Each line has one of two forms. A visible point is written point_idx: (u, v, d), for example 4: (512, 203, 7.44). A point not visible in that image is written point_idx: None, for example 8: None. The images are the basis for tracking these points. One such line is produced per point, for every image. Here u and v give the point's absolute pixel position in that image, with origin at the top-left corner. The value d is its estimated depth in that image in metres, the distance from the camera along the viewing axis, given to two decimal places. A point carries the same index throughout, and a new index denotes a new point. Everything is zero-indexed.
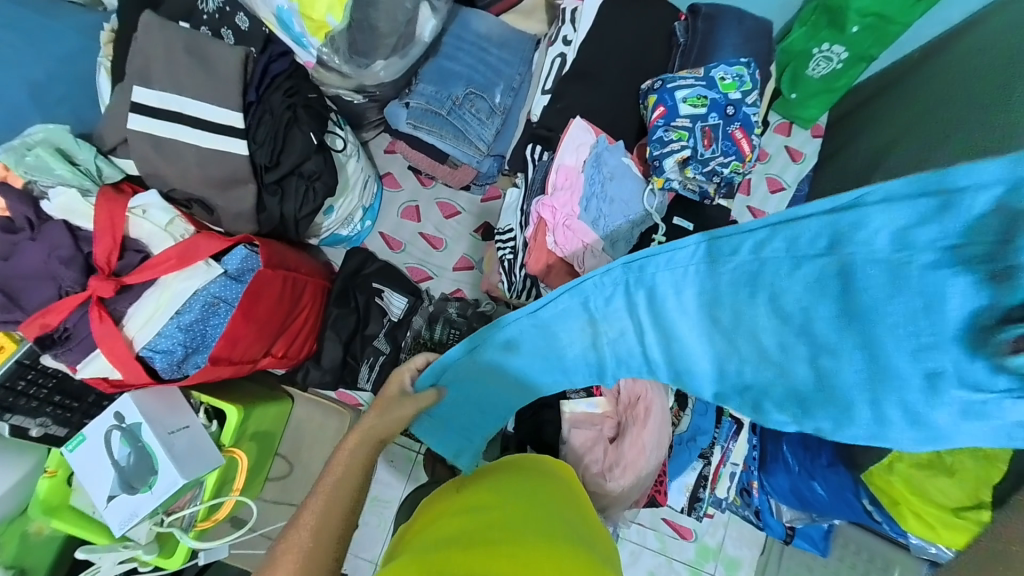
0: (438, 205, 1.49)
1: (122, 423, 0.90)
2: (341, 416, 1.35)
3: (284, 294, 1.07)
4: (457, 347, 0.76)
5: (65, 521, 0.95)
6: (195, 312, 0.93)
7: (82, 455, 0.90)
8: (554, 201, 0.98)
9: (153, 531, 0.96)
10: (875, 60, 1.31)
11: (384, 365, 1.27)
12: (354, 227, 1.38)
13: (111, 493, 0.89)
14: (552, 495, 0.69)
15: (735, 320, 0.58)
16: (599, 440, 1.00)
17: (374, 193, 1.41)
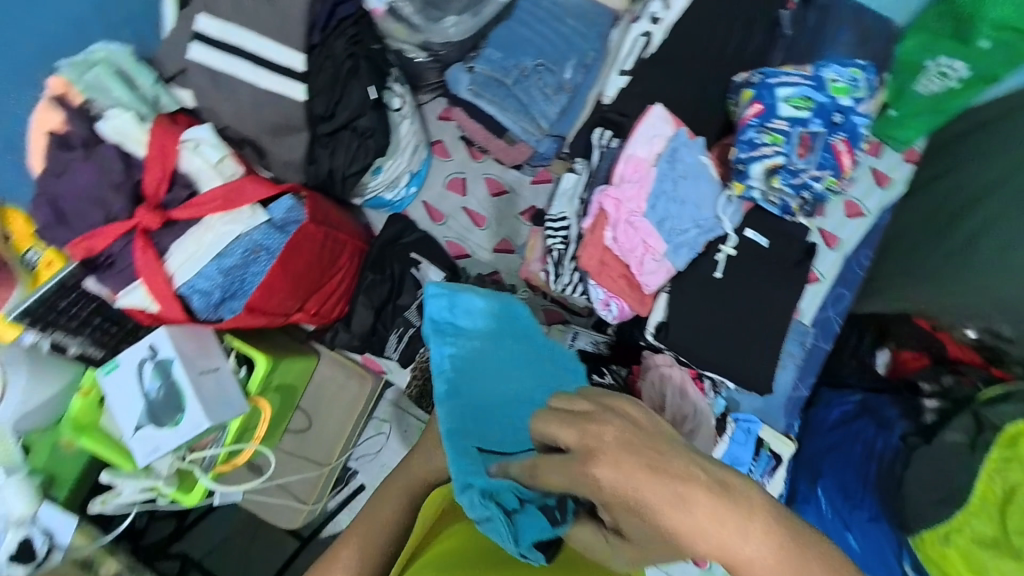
0: (485, 181, 1.43)
1: (155, 356, 0.90)
2: (363, 382, 1.30)
3: (324, 250, 1.05)
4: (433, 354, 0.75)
5: (92, 438, 0.96)
6: (234, 256, 0.91)
7: (115, 381, 0.91)
8: (618, 193, 0.91)
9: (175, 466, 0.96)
10: (1004, 82, 1.14)
11: (412, 338, 1.25)
12: (398, 192, 1.34)
13: (139, 422, 0.89)
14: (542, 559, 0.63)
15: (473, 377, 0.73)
16: None
17: (422, 160, 1.36)
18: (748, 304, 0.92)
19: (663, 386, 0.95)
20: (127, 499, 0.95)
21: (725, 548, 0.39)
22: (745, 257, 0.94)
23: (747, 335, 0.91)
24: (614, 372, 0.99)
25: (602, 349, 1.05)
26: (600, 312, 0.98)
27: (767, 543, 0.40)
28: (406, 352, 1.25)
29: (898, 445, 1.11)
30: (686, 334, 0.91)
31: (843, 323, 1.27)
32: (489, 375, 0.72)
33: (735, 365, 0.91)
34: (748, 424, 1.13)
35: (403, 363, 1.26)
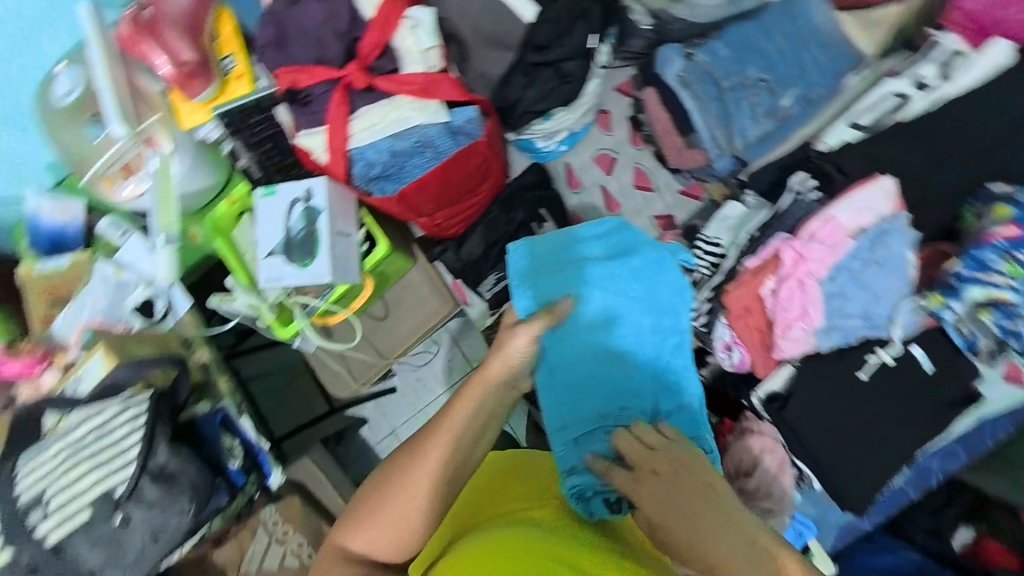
0: (635, 170, 1.26)
1: (308, 201, 0.99)
2: (445, 301, 1.33)
3: (477, 174, 1.06)
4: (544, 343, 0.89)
5: (225, 242, 1.09)
6: (408, 142, 0.96)
7: (271, 206, 1.02)
8: (805, 250, 0.83)
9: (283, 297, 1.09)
10: None
11: (509, 286, 1.26)
12: (550, 145, 1.25)
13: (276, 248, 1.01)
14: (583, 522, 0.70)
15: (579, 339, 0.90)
16: None
17: (585, 123, 1.25)
18: (878, 421, 0.84)
19: (759, 455, 0.92)
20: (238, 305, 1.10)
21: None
22: (900, 372, 0.84)
23: (863, 449, 0.83)
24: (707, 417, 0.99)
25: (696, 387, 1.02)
26: (718, 354, 0.93)
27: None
28: (498, 296, 1.27)
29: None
30: (800, 420, 0.85)
31: (939, 480, 1.07)
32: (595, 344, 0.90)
33: (832, 469, 0.84)
34: (802, 528, 1.04)
35: (491, 305, 1.28)
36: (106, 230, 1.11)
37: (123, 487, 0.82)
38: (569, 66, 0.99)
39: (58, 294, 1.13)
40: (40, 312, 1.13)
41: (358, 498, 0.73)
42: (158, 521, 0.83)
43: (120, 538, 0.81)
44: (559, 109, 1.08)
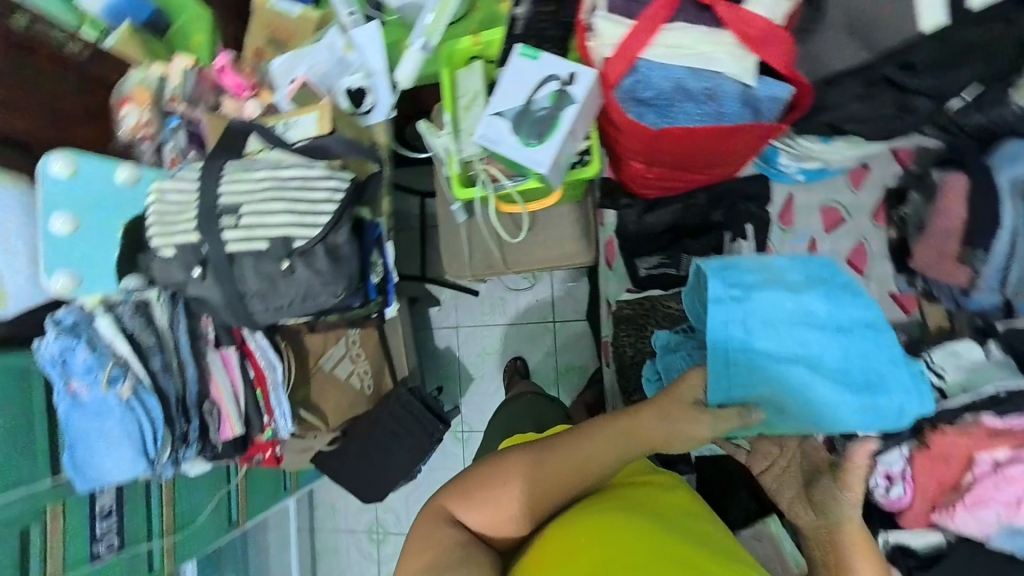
0: (856, 244, 1.05)
1: (564, 85, 0.96)
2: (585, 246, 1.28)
3: (730, 153, 0.99)
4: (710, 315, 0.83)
5: (449, 78, 1.14)
6: (698, 85, 0.90)
7: (527, 71, 1.00)
8: None
9: (476, 157, 1.11)
10: None
11: (667, 278, 1.21)
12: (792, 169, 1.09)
13: (508, 114, 1.00)
14: (677, 505, 0.79)
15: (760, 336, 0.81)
16: None
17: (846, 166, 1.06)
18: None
19: None
20: (439, 143, 1.14)
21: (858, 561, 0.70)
22: None
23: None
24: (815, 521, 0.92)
25: None
26: (875, 484, 0.84)
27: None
28: (650, 279, 1.23)
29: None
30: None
31: None
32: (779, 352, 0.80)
33: None
34: None
35: (638, 282, 1.25)
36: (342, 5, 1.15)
37: (302, 243, 0.87)
38: (915, 103, 0.89)
39: (279, 37, 1.23)
40: (255, 42, 1.24)
41: (468, 477, 0.81)
42: (310, 288, 0.89)
43: (278, 282, 0.88)
44: (852, 147, 1.00)
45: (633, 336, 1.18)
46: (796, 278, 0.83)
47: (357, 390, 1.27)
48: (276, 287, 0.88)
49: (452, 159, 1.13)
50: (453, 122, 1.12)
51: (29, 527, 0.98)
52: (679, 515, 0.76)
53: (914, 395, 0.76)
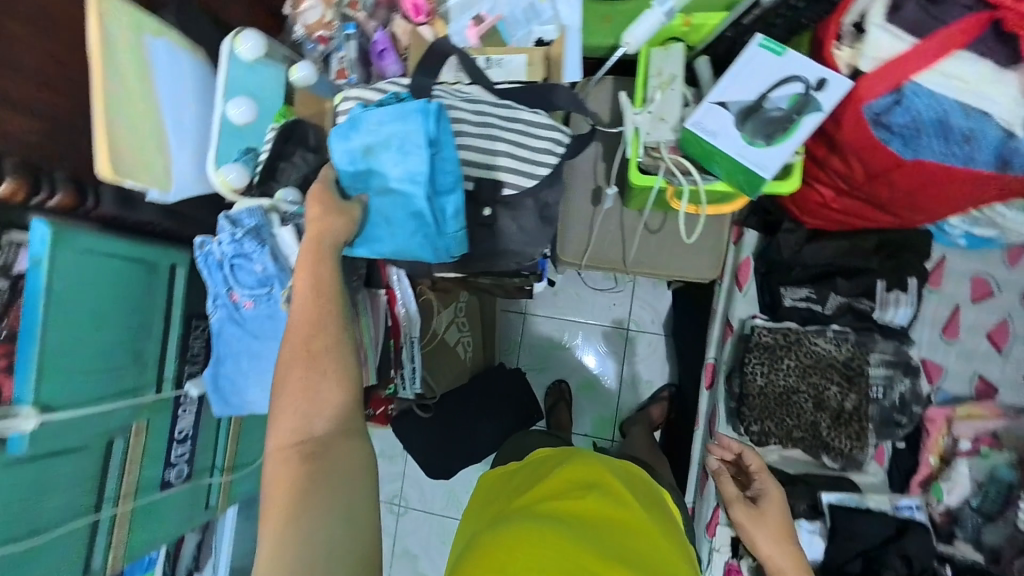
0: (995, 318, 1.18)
1: (810, 88, 0.90)
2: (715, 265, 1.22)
3: (949, 197, 0.94)
4: (356, 121, 0.72)
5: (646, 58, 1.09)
6: (958, 122, 0.86)
7: (763, 61, 0.93)
8: None
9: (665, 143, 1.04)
10: None
11: (807, 313, 1.15)
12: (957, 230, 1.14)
13: (732, 103, 0.94)
14: (640, 516, 0.72)
15: (387, 152, 0.72)
16: None
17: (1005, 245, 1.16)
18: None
19: None
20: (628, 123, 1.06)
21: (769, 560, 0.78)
22: None
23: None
24: None
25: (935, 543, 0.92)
26: None
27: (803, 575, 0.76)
28: (791, 312, 1.16)
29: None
30: None
31: None
32: (390, 171, 0.72)
33: None
34: None
35: (775, 309, 1.18)
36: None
37: (513, 189, 0.83)
38: None
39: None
40: None
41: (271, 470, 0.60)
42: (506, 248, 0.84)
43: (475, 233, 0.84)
44: None
45: (768, 366, 1.11)
46: (405, 139, 0.71)
47: (460, 359, 1.15)
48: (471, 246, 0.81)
49: (637, 142, 1.07)
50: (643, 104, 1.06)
51: (116, 439, 0.86)
52: (663, 554, 0.69)
53: (446, 251, 0.77)
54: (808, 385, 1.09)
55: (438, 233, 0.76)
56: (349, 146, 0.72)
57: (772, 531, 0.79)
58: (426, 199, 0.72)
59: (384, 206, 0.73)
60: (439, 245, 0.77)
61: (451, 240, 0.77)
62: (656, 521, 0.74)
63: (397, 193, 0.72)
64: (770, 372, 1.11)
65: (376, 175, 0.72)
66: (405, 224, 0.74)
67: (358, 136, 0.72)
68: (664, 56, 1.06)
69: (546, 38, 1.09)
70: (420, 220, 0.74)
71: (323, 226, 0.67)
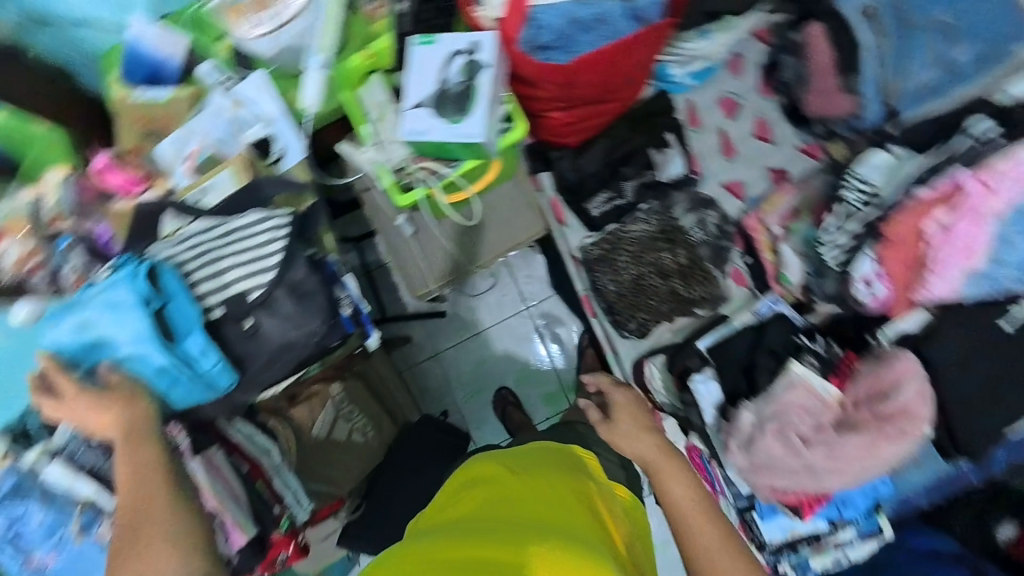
0: (755, 119, 1.36)
1: (472, 54, 0.92)
2: (536, 217, 1.35)
3: (637, 66, 1.02)
4: (76, 302, 0.72)
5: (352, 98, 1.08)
6: (590, 14, 0.93)
7: (425, 53, 0.95)
8: (997, 181, 0.81)
9: (405, 160, 1.02)
10: None
11: (618, 208, 1.24)
12: (683, 74, 1.30)
13: (421, 100, 0.93)
14: (550, 487, 0.81)
15: (104, 320, 0.69)
16: (817, 416, 0.85)
17: (720, 61, 1.32)
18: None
19: (902, 379, 0.80)
20: (363, 161, 1.04)
21: (642, 456, 0.91)
22: None
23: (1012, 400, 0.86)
24: (826, 342, 0.93)
25: (809, 323, 1.00)
26: (858, 286, 0.94)
27: (670, 458, 0.89)
28: (606, 215, 1.24)
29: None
30: (957, 369, 0.84)
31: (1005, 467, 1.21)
32: (115, 335, 0.69)
33: (963, 416, 0.85)
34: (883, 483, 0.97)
35: (594, 222, 1.25)
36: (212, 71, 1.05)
37: (259, 292, 0.75)
38: None
39: (153, 126, 1.08)
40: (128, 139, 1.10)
41: None
42: (284, 347, 0.77)
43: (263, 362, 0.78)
44: (712, 45, 1.26)
45: (609, 270, 1.21)
46: (114, 300, 0.70)
47: (363, 446, 1.08)
48: (246, 369, 0.76)
49: (382, 172, 1.04)
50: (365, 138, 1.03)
51: None
52: (571, 510, 0.77)
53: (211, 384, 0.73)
54: (647, 266, 1.20)
55: (192, 372, 0.71)
56: (76, 327, 0.71)
57: (630, 432, 0.95)
58: (158, 347, 0.69)
59: (129, 369, 0.71)
60: (200, 380, 0.72)
61: (210, 372, 0.72)
62: (560, 487, 0.82)
63: (131, 352, 0.70)
64: (614, 274, 1.21)
65: (106, 343, 0.70)
66: (157, 377, 0.71)
67: (81, 316, 0.71)
68: (369, 93, 1.07)
69: (255, 135, 1.06)
70: (167, 370, 0.70)
71: (108, 412, 0.69)
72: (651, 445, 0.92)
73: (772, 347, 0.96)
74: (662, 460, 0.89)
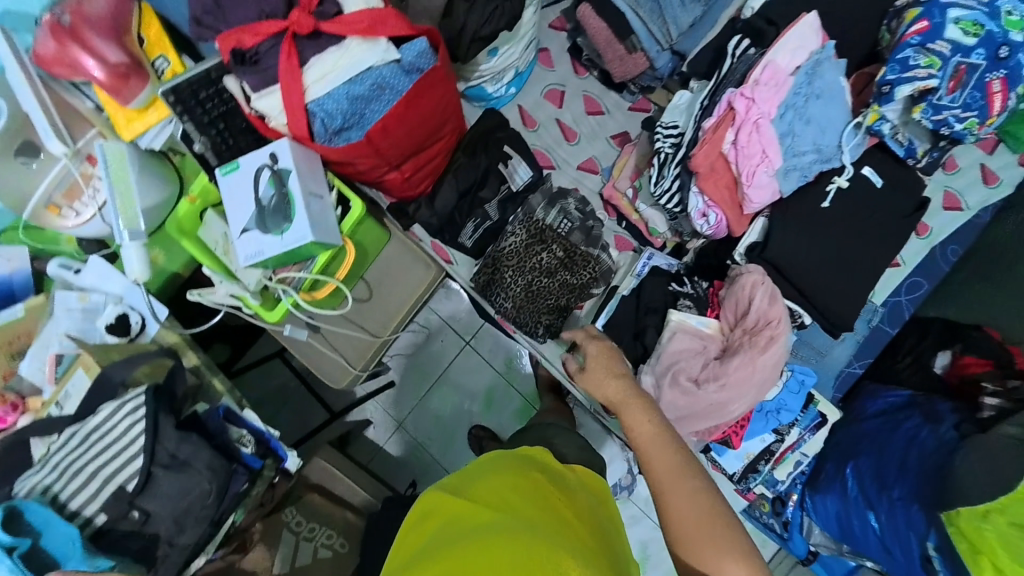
0: (582, 98, 1.46)
1: (273, 165, 0.93)
2: (427, 268, 1.44)
3: (438, 109, 1.06)
4: None
5: (192, 244, 1.06)
6: (363, 86, 0.93)
7: (233, 182, 0.95)
8: (753, 95, 0.89)
9: (263, 281, 1.03)
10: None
11: (487, 231, 1.31)
12: (499, 87, 1.36)
13: (246, 225, 0.94)
14: (528, 484, 0.86)
15: None
16: (701, 353, 0.94)
17: (528, 61, 1.38)
18: (867, 239, 0.96)
19: (754, 291, 0.92)
20: (219, 300, 1.02)
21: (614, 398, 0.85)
22: (857, 192, 0.96)
23: (855, 265, 0.96)
24: (695, 283, 1.02)
25: (679, 267, 1.10)
26: (695, 223, 1.00)
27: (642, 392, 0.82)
28: (479, 242, 1.31)
29: (943, 436, 1.24)
30: (795, 259, 0.95)
31: (910, 311, 1.41)
32: None
33: (822, 296, 0.96)
34: (802, 376, 1.17)
35: (473, 252, 1.32)
36: (54, 268, 1.13)
37: (135, 479, 0.76)
38: None
39: (18, 345, 1.11)
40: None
41: None
42: (177, 517, 0.78)
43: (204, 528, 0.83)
44: (512, 55, 1.27)
45: (500, 290, 1.26)
46: None
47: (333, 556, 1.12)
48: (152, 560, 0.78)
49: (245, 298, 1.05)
50: (217, 274, 1.03)
51: None
52: (545, 503, 0.83)
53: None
54: (532, 272, 1.26)
55: None
56: None
57: (597, 375, 0.88)
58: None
59: None
60: None
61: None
62: (499, 480, 0.85)
63: None
64: (507, 292, 1.26)
65: None
66: None
67: None
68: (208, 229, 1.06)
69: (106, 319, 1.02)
70: None
71: None
72: (620, 384, 0.85)
73: (653, 305, 1.01)
74: (632, 402, 0.82)
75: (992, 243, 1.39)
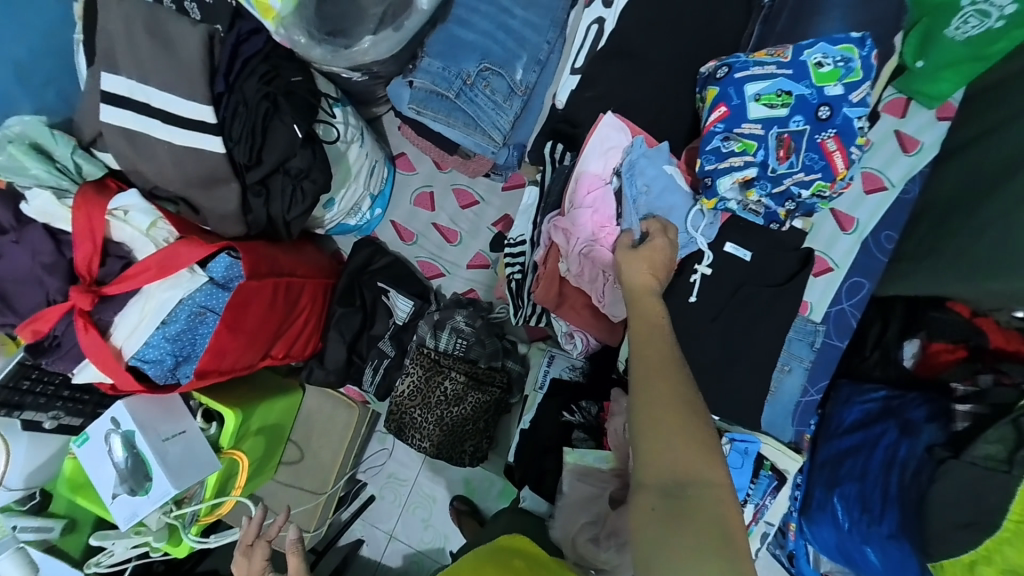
0: (454, 192, 1.35)
1: (119, 428, 0.91)
2: (350, 410, 1.37)
3: (278, 298, 1.01)
4: None
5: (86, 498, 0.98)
6: (183, 322, 0.88)
7: (88, 453, 0.92)
8: (569, 223, 0.80)
9: (163, 519, 0.99)
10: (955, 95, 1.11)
11: (388, 368, 1.25)
12: (362, 216, 1.27)
13: (113, 491, 0.90)
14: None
15: None
16: (602, 497, 0.88)
17: (384, 178, 1.28)
18: (755, 322, 0.85)
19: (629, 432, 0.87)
20: (120, 557, 1.00)
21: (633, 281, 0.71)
22: (724, 275, 0.86)
23: (746, 352, 0.86)
24: (584, 409, 0.98)
25: (578, 377, 1.02)
26: (566, 344, 0.95)
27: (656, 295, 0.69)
28: (383, 384, 1.26)
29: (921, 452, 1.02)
30: None
31: (857, 316, 1.18)
32: None
33: (722, 396, 0.87)
34: (744, 445, 1.10)
35: (380, 394, 1.27)
36: None
37: None
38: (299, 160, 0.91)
39: None
40: None
41: None
42: None
43: None
44: (358, 193, 1.18)
45: (414, 430, 1.21)
46: None
47: None
48: None
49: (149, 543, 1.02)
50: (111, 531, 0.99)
51: None
52: None
53: None
54: (439, 406, 1.19)
55: None
56: None
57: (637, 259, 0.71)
58: None
59: None
60: None
61: None
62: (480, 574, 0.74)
63: None
64: (421, 433, 1.20)
65: None
66: None
67: None
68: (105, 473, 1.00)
69: None
70: None
71: None
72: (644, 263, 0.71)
73: (548, 444, 0.98)
74: (649, 290, 0.69)
75: (930, 212, 1.16)
